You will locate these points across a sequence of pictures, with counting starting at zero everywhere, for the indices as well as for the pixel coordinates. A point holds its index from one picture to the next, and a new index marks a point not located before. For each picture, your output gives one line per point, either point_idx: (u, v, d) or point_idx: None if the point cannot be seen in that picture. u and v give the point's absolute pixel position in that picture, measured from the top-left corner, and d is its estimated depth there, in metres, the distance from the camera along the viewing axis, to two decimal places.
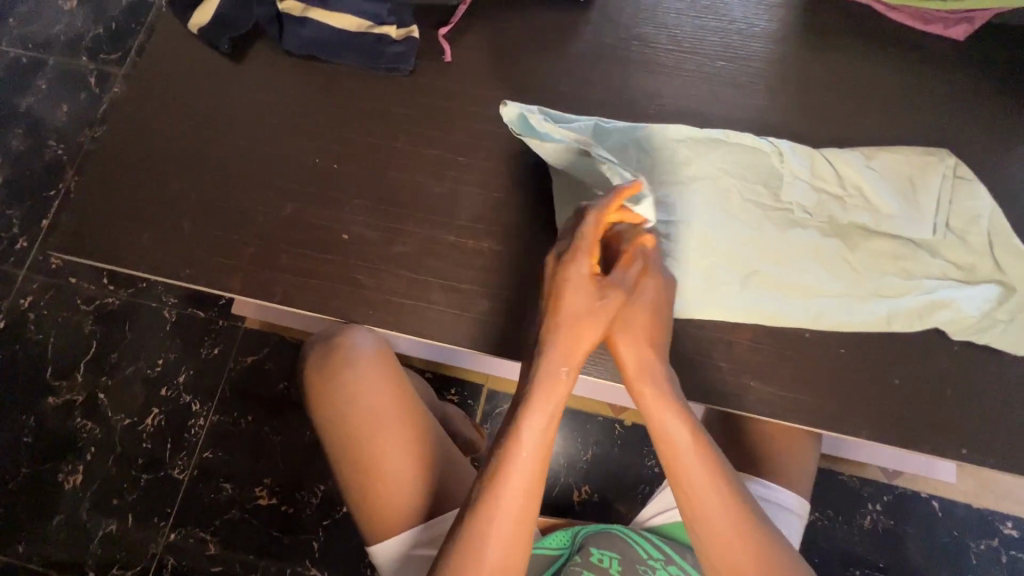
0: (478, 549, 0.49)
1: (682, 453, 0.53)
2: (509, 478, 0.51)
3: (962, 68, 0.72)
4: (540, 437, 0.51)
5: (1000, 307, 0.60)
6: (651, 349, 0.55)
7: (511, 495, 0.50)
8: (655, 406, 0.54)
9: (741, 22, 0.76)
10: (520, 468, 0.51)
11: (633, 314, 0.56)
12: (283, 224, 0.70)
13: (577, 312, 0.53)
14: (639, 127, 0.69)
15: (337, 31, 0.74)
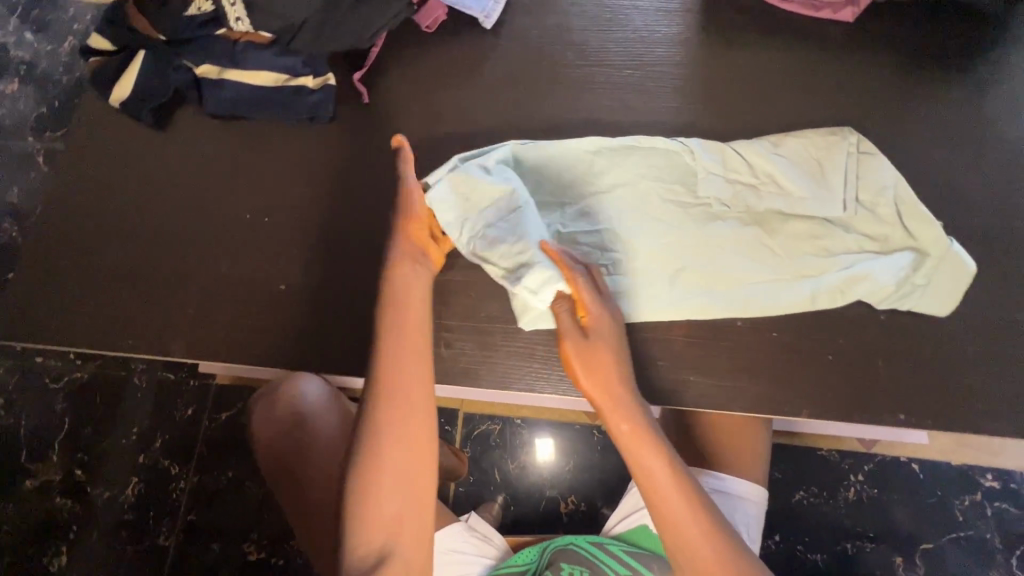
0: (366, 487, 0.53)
1: (661, 487, 0.54)
2: (388, 413, 0.55)
3: (854, 48, 0.75)
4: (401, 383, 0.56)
5: (917, 272, 0.63)
6: (619, 387, 0.57)
7: (392, 426, 0.55)
8: (631, 443, 0.55)
9: (643, 29, 0.79)
10: (400, 405, 0.55)
11: (599, 356, 0.57)
12: (224, 283, 0.73)
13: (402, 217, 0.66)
14: (553, 143, 0.70)
15: (254, 88, 0.77)
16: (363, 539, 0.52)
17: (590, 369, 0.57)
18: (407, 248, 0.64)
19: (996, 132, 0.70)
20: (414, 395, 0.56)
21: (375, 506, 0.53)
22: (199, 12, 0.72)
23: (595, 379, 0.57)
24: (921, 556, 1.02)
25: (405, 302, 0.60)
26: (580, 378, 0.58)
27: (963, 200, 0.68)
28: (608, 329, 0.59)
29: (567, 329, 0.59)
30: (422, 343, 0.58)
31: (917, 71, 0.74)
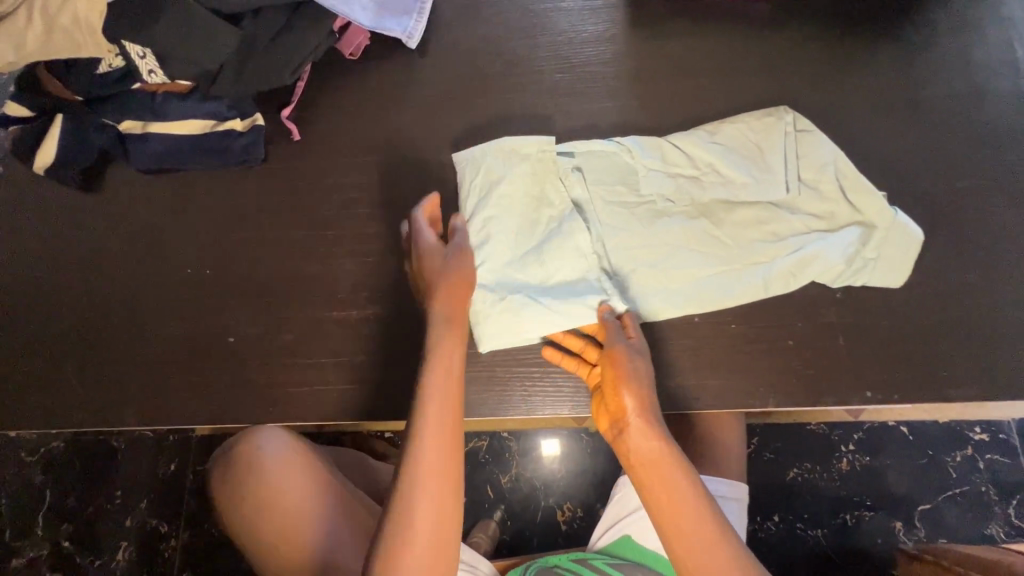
0: (396, 562, 0.52)
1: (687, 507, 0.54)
2: (417, 482, 0.54)
3: (780, 26, 0.74)
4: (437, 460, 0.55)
5: (866, 246, 0.62)
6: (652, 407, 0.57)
7: (426, 482, 0.54)
8: (658, 464, 0.55)
9: (569, 30, 0.78)
10: (431, 478, 0.54)
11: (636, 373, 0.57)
12: (170, 342, 0.71)
13: (438, 271, 0.62)
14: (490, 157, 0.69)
15: (178, 137, 0.74)
16: None
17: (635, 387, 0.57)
18: (447, 316, 0.60)
19: (932, 92, 0.70)
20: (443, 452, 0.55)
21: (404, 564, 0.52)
22: (110, 68, 0.70)
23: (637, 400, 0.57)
24: (920, 518, 1.02)
25: (444, 347, 0.59)
26: (623, 393, 0.57)
27: (905, 167, 0.67)
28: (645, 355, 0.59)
29: (620, 346, 0.58)
30: (451, 409, 0.57)
31: (848, 41, 0.73)
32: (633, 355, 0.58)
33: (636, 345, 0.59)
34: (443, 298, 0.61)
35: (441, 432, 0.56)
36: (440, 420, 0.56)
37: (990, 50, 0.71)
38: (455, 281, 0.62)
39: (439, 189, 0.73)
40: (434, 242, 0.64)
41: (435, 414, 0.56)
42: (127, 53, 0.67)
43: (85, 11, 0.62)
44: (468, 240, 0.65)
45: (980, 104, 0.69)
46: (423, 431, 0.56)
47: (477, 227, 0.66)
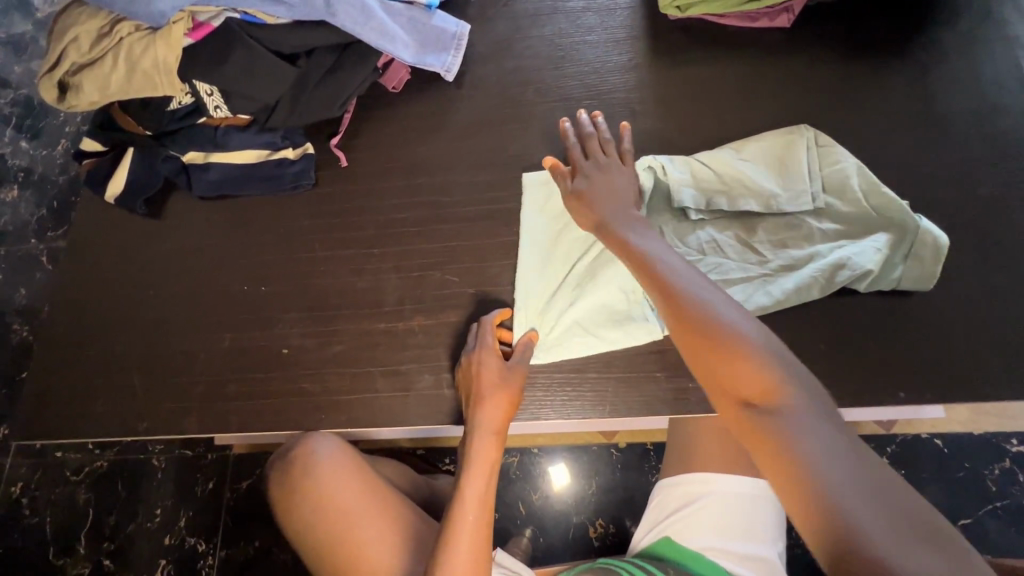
0: None
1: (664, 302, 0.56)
2: (459, 554, 0.59)
3: (794, 51, 0.80)
4: (475, 532, 0.60)
5: (895, 252, 0.64)
6: (598, 221, 0.66)
7: (467, 542, 0.59)
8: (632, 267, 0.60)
9: (595, 61, 0.84)
10: (470, 550, 0.59)
11: (580, 204, 0.68)
12: (226, 354, 0.75)
13: (495, 381, 0.64)
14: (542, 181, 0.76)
15: (236, 166, 0.81)
16: None
17: (582, 213, 0.67)
18: (490, 417, 0.63)
19: (944, 108, 0.74)
20: (477, 534, 0.60)
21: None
22: (180, 105, 0.78)
23: (586, 202, 0.67)
24: (961, 534, 1.01)
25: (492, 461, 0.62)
26: (582, 217, 0.68)
27: (924, 177, 0.70)
28: (616, 167, 0.69)
29: (563, 191, 0.69)
30: (487, 507, 0.61)
31: (859, 63, 0.77)
32: (590, 167, 0.69)
33: (595, 160, 0.69)
34: (491, 400, 0.63)
35: (479, 517, 0.60)
36: (482, 498, 0.61)
37: (998, 66, 0.75)
38: (501, 393, 0.64)
39: (477, 209, 0.78)
40: (490, 346, 0.66)
41: (474, 498, 0.61)
42: (196, 91, 0.76)
43: (164, 54, 0.69)
44: (518, 357, 0.66)
45: (993, 117, 0.72)
46: (460, 525, 0.60)
47: (549, 238, 0.73)
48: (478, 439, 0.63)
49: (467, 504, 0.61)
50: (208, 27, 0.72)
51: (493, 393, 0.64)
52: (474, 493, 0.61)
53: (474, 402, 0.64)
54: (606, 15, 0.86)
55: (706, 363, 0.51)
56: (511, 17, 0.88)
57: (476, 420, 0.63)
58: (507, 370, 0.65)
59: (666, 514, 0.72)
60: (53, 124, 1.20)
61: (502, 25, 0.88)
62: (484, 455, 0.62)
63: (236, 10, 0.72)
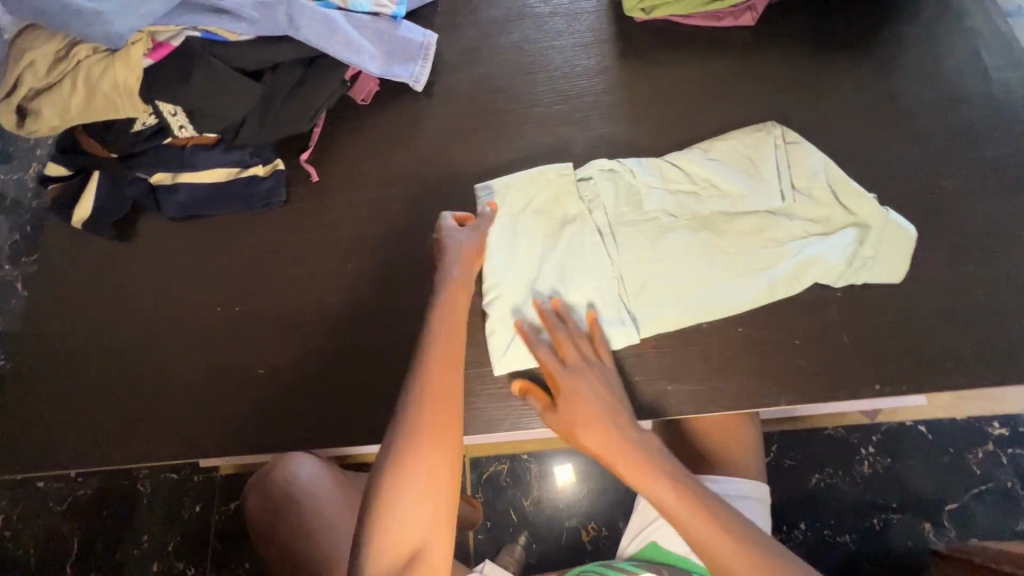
0: (409, 444, 0.53)
1: (681, 512, 0.55)
2: (430, 384, 0.56)
3: (760, 49, 0.80)
4: (442, 369, 0.57)
5: (863, 245, 0.65)
6: (596, 435, 0.59)
7: (436, 376, 0.57)
8: (640, 479, 0.58)
9: (564, 66, 0.84)
10: (440, 381, 0.56)
11: (569, 417, 0.61)
12: (202, 376, 0.74)
13: (460, 243, 0.66)
14: (509, 180, 0.72)
15: (206, 185, 0.79)
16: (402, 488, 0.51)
17: (580, 434, 0.60)
18: (455, 271, 0.65)
19: (909, 100, 0.74)
20: (444, 389, 0.56)
21: (404, 489, 0.51)
22: (144, 126, 0.76)
23: (585, 423, 0.60)
24: (949, 518, 1.02)
25: (459, 307, 0.63)
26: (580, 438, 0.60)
27: (891, 169, 0.71)
28: (597, 368, 0.62)
29: (546, 415, 0.62)
30: (456, 343, 0.60)
31: (825, 58, 0.78)
32: (567, 377, 0.61)
33: (571, 367, 0.62)
34: (456, 256, 0.65)
35: (448, 356, 0.58)
36: (451, 341, 0.60)
37: (959, 57, 0.76)
38: (468, 252, 0.66)
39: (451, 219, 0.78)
40: (452, 221, 0.69)
41: (442, 342, 0.59)
42: (160, 112, 0.74)
43: (124, 77, 0.68)
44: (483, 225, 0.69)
45: (956, 108, 0.73)
46: (429, 361, 0.58)
47: (519, 242, 0.69)
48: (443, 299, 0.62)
49: (436, 344, 0.59)
50: (168, 47, 0.71)
51: (457, 253, 0.66)
52: (439, 349, 0.59)
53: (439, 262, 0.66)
54: (573, 19, 0.86)
55: None
56: (479, 25, 0.88)
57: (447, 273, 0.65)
58: (470, 235, 0.67)
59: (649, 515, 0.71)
60: (24, 148, 1.18)
61: (470, 33, 0.88)
62: (452, 306, 0.62)
63: (196, 28, 0.72)
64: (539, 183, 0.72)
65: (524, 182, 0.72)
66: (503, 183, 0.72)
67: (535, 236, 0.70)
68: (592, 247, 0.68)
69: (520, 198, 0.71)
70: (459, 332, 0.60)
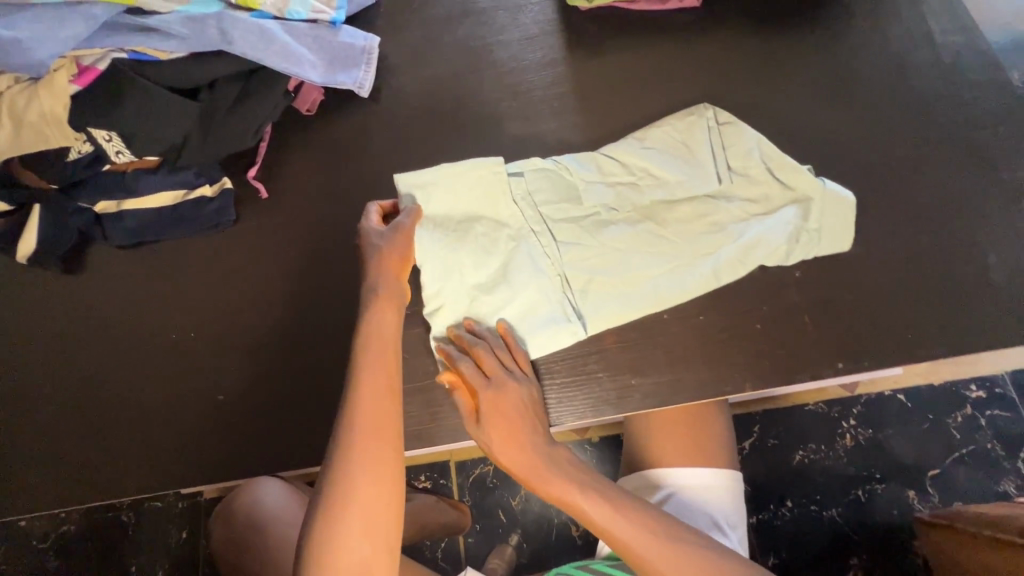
0: (345, 476, 0.54)
1: (599, 516, 0.57)
2: (363, 410, 0.57)
3: (707, 29, 0.79)
4: (374, 394, 0.57)
5: (807, 220, 0.65)
6: (513, 450, 0.60)
7: (368, 402, 0.57)
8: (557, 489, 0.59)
9: (509, 60, 0.82)
10: (373, 404, 0.57)
11: (490, 433, 0.61)
12: (161, 407, 0.73)
13: (389, 248, 0.64)
14: (436, 178, 0.69)
15: (153, 210, 0.78)
16: (342, 523, 0.53)
17: (503, 449, 0.60)
18: (386, 277, 0.64)
19: (859, 71, 0.73)
20: (379, 410, 0.57)
21: (343, 526, 0.52)
22: (80, 155, 0.73)
23: (506, 440, 0.60)
24: (932, 484, 1.03)
25: (390, 318, 0.62)
26: (500, 453, 0.60)
27: (845, 142, 0.70)
28: (517, 376, 0.62)
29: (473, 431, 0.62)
30: (389, 362, 0.60)
31: (772, 34, 0.77)
32: (491, 390, 0.61)
33: (493, 377, 0.61)
34: (383, 263, 0.64)
35: (381, 379, 0.58)
36: (381, 361, 0.59)
37: (907, 24, 0.75)
38: (394, 256, 0.64)
39: None
40: (375, 223, 0.67)
41: (373, 364, 0.59)
42: (94, 138, 0.72)
43: (50, 105, 0.67)
44: (405, 217, 0.66)
45: (906, 75, 0.73)
46: (361, 387, 0.57)
47: (458, 244, 0.66)
48: (376, 314, 0.62)
49: (369, 365, 0.59)
50: (93, 71, 0.69)
51: (384, 260, 0.64)
52: (372, 374, 0.58)
53: (368, 267, 0.64)
54: (516, 13, 0.85)
55: None
56: (423, 25, 0.87)
57: (374, 272, 0.64)
58: (396, 234, 0.65)
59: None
60: None
61: (414, 35, 0.86)
62: (388, 319, 0.62)
63: (122, 50, 0.70)
64: (472, 178, 0.69)
65: (453, 179, 0.69)
66: (430, 178, 0.69)
67: (472, 236, 0.67)
68: (535, 246, 0.67)
69: (453, 198, 0.69)
70: (391, 351, 0.60)
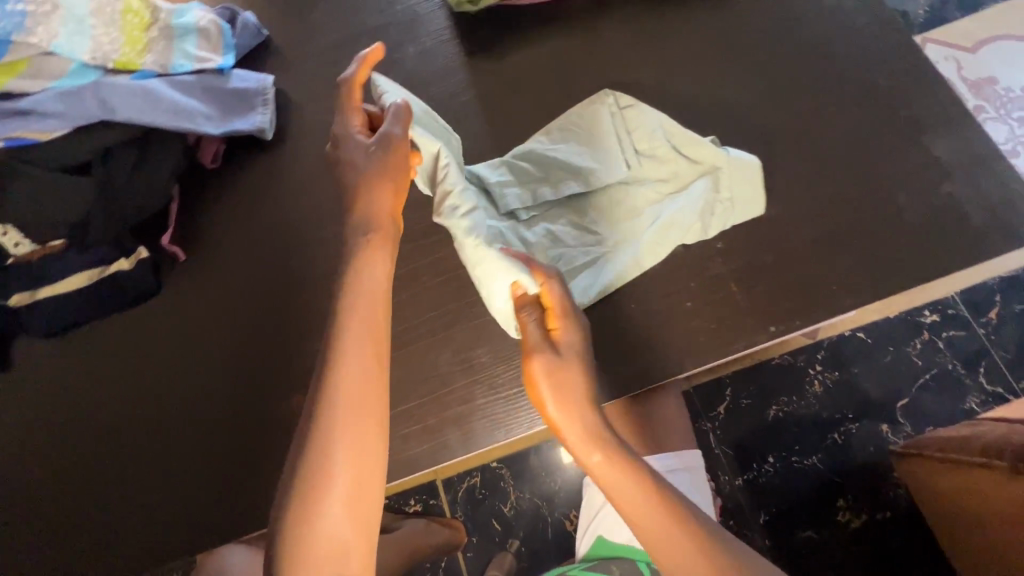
0: (329, 438, 0.51)
1: (608, 463, 0.57)
2: (351, 367, 0.54)
3: (597, 13, 0.78)
4: (360, 352, 0.54)
5: (719, 189, 0.65)
6: (572, 392, 0.57)
7: (355, 363, 0.54)
8: (581, 435, 0.58)
9: (408, 77, 0.81)
10: (362, 363, 0.54)
11: (556, 367, 0.57)
12: (114, 491, 0.71)
13: (372, 172, 0.59)
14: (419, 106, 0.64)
15: (72, 293, 0.74)
16: (323, 484, 0.51)
17: (565, 382, 0.57)
18: (381, 208, 0.60)
19: (749, 31, 0.73)
20: (366, 369, 0.54)
21: (326, 484, 0.50)
22: None
23: (561, 381, 0.57)
24: (902, 414, 1.05)
25: (378, 257, 0.59)
26: (548, 390, 0.57)
27: (747, 104, 0.70)
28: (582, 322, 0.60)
29: (541, 352, 0.57)
30: (376, 319, 0.56)
31: (661, 9, 0.77)
32: (565, 322, 0.58)
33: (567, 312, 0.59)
34: (371, 194, 0.60)
35: (368, 334, 0.55)
36: (367, 317, 0.56)
37: None
38: (380, 178, 0.59)
39: (335, 264, 0.76)
40: (358, 141, 0.62)
41: (360, 317, 0.56)
42: None
43: None
44: (394, 127, 0.60)
45: (796, 27, 0.73)
46: (347, 343, 0.54)
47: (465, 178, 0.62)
48: (364, 262, 0.58)
49: (355, 320, 0.55)
50: None
51: (373, 186, 0.60)
52: (357, 341, 0.55)
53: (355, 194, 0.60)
54: (408, 28, 0.83)
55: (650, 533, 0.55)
56: (317, 56, 0.85)
57: (357, 191, 0.60)
58: (378, 152, 0.59)
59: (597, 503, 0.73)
60: None
61: (310, 66, 0.84)
62: (375, 282, 0.58)
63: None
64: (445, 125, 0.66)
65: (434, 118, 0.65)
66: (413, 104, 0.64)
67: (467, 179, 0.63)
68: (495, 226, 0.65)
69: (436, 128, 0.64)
70: (377, 305, 0.57)
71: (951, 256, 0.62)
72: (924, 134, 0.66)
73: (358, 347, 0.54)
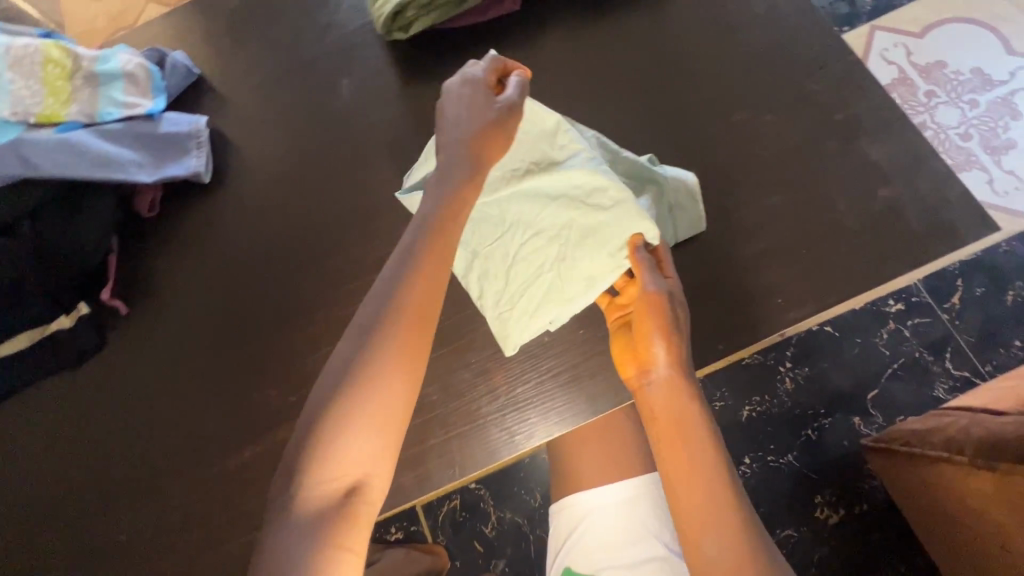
0: (372, 365, 0.48)
1: (676, 411, 0.58)
2: (411, 299, 0.50)
3: (531, 33, 0.77)
4: (423, 288, 0.51)
5: (659, 204, 0.62)
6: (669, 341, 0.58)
7: (416, 296, 0.51)
8: (659, 381, 0.59)
9: (345, 110, 0.80)
10: (423, 300, 0.51)
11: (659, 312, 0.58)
12: (62, 562, 0.68)
13: (503, 130, 0.58)
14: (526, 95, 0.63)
15: (11, 356, 0.71)
16: (354, 415, 0.47)
17: (662, 328, 0.58)
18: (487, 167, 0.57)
19: (683, 42, 0.73)
20: (424, 308, 0.51)
21: (358, 412, 0.47)
22: None
23: (662, 327, 0.58)
24: (873, 406, 1.05)
25: (465, 198, 0.56)
26: (650, 333, 0.58)
27: (684, 118, 0.69)
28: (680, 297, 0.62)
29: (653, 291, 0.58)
30: (445, 259, 0.53)
31: (594, 24, 0.76)
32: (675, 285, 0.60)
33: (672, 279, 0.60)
34: (490, 149, 0.57)
35: (432, 268, 0.52)
36: (439, 251, 0.53)
37: None
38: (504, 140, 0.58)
39: (283, 305, 0.74)
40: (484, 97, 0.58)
41: (429, 249, 0.53)
42: None
43: None
44: (517, 94, 0.59)
45: (728, 36, 0.72)
46: (417, 273, 0.51)
47: None
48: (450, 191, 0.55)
49: (427, 251, 0.53)
50: None
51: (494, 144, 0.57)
52: (423, 272, 0.52)
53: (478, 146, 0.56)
54: (342, 59, 0.82)
55: (687, 482, 0.55)
56: (252, 92, 0.83)
57: (466, 143, 0.57)
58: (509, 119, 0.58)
59: (561, 542, 0.73)
60: None
61: (246, 104, 0.83)
62: (465, 204, 0.56)
63: None
64: None
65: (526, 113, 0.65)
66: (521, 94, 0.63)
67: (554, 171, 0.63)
68: None
69: None
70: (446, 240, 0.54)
71: (893, 259, 0.62)
72: (859, 138, 0.66)
73: (420, 281, 0.51)
